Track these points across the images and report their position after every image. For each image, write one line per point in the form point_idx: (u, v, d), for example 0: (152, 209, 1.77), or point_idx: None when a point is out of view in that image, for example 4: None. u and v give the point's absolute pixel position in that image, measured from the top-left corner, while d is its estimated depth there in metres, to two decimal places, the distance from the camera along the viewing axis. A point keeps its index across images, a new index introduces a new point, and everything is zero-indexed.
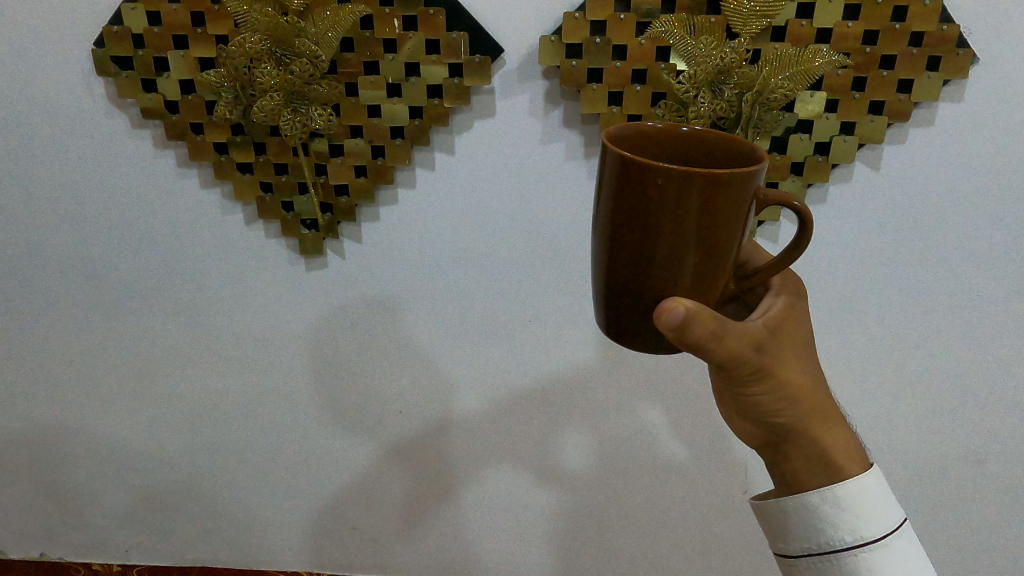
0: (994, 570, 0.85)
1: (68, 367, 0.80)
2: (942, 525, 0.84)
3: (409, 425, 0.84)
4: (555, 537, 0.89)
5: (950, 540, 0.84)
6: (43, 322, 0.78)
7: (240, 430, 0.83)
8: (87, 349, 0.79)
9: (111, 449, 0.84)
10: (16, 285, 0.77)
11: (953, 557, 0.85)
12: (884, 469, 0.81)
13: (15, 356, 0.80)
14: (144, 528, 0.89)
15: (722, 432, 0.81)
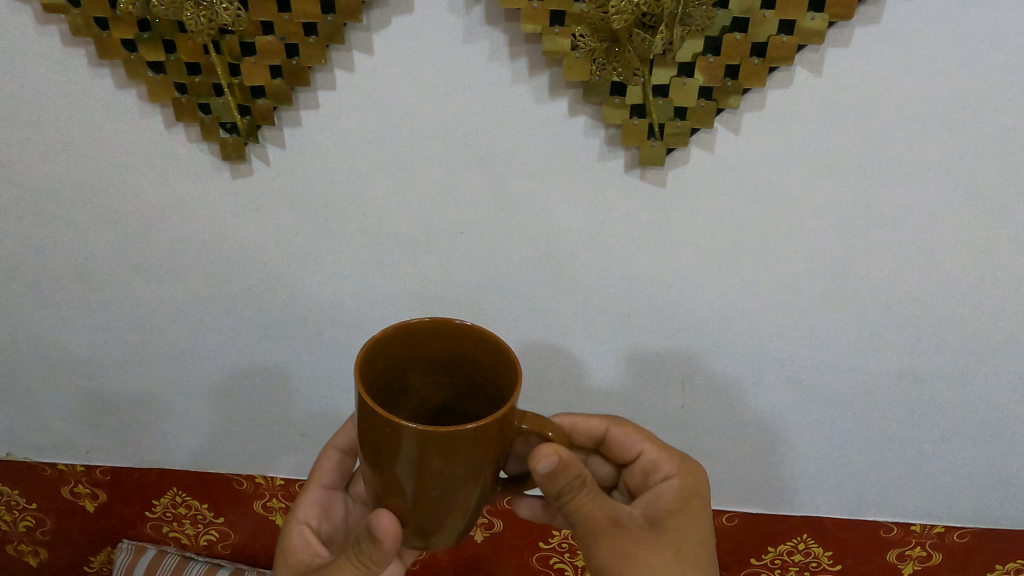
0: (929, 485, 0.87)
1: (13, 276, 0.82)
2: (879, 444, 0.84)
3: (349, 333, 0.84)
4: None
5: (886, 458, 0.86)
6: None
7: (182, 335, 0.86)
8: (22, 260, 0.81)
9: (70, 354, 0.88)
10: None
11: (889, 471, 0.87)
12: (820, 391, 0.81)
13: None
14: (100, 433, 0.96)
15: (654, 351, 0.80)
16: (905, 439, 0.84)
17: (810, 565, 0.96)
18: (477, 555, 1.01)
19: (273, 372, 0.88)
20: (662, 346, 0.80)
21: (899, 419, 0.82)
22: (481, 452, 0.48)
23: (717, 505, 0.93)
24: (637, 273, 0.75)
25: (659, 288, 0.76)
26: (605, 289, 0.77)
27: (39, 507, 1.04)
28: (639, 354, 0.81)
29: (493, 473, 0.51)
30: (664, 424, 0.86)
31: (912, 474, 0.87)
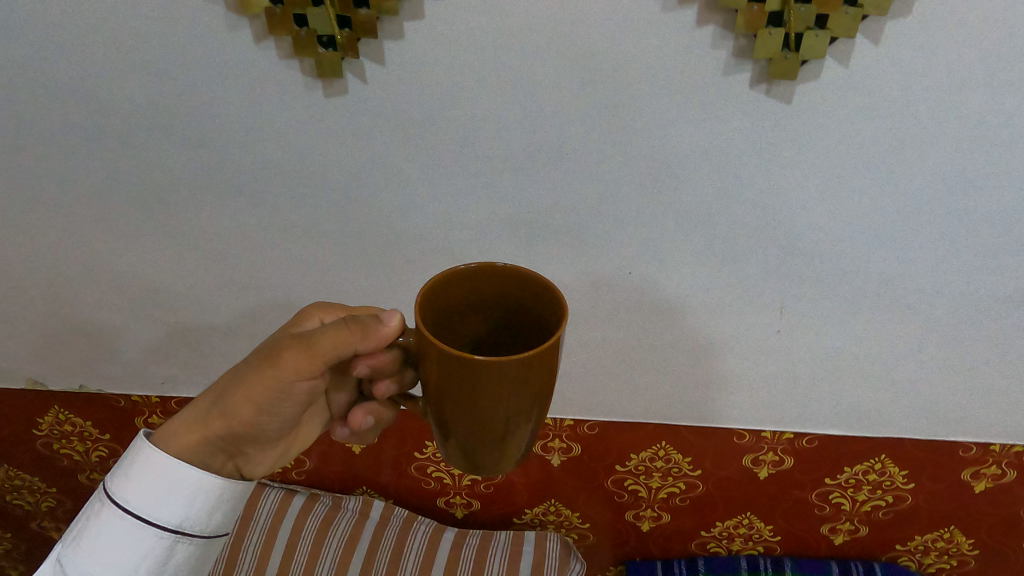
0: (1017, 407, 0.87)
1: (88, 204, 0.80)
2: (974, 367, 0.84)
3: (437, 263, 0.82)
4: (583, 373, 0.90)
5: (978, 381, 0.85)
6: (53, 158, 0.76)
7: (263, 267, 0.84)
8: (98, 187, 0.78)
9: (146, 284, 0.87)
10: (14, 123, 0.73)
11: (978, 395, 0.87)
12: (922, 315, 0.80)
13: (32, 193, 0.79)
14: (178, 363, 0.95)
15: (755, 276, 0.78)
16: (1000, 363, 0.83)
17: (883, 483, 0.98)
18: (552, 479, 1.04)
19: (355, 302, 0.86)
20: (763, 271, 0.78)
21: (996, 344, 0.81)
22: (496, 390, 0.46)
23: (799, 429, 0.93)
24: (745, 197, 0.72)
25: (766, 213, 0.73)
26: (711, 213, 0.74)
27: (113, 437, 1.07)
28: (737, 281, 0.79)
29: (499, 421, 0.49)
30: (756, 351, 0.85)
31: (1001, 396, 0.87)
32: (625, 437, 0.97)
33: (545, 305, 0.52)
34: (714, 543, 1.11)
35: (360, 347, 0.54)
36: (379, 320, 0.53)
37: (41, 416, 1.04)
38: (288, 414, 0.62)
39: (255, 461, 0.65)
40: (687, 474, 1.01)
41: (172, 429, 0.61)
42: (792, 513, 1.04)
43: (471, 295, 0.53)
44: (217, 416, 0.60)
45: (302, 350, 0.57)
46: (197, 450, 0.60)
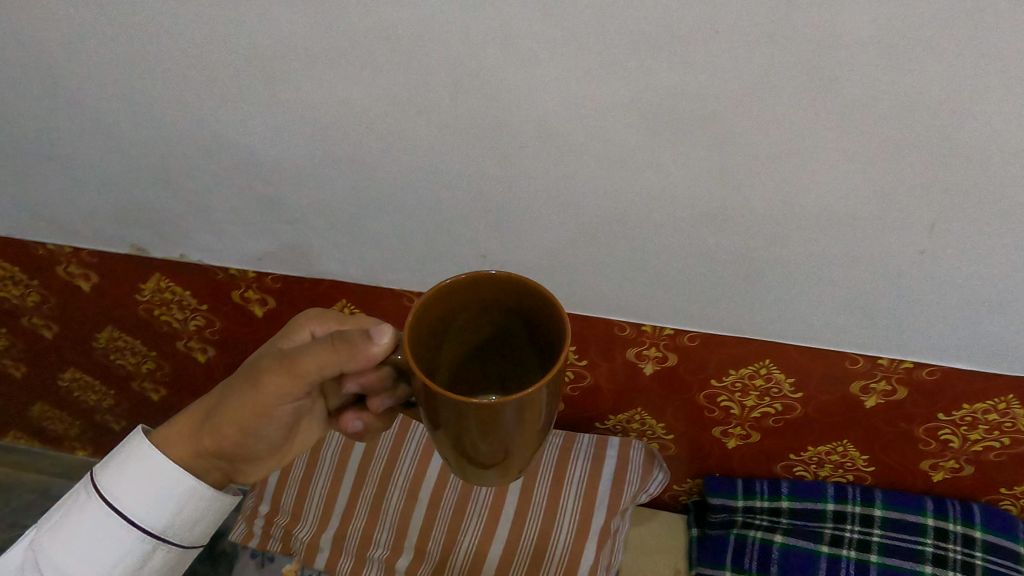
0: None
1: (177, 71, 0.74)
2: None
3: (549, 159, 0.72)
4: (695, 285, 0.83)
5: None
6: (139, 22, 0.69)
7: (360, 150, 0.78)
8: (187, 56, 0.72)
9: (245, 159, 0.83)
10: None
11: None
12: None
13: (121, 61, 0.74)
14: (275, 241, 0.94)
15: (922, 193, 0.67)
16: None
17: (1003, 425, 0.91)
18: (643, 387, 1.01)
19: (456, 194, 0.80)
20: (931, 189, 0.66)
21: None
22: (501, 424, 0.46)
23: (921, 359, 0.86)
24: (943, 103, 0.59)
25: (963, 124, 0.60)
26: (885, 119, 0.62)
27: (209, 308, 1.09)
28: (900, 197, 0.68)
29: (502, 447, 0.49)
30: (897, 276, 0.76)
31: None
32: (727, 352, 0.92)
33: (539, 312, 0.50)
34: (801, 466, 1.07)
35: (341, 362, 0.58)
36: (367, 338, 0.54)
37: (143, 282, 1.07)
38: (277, 426, 0.68)
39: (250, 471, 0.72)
40: (786, 395, 0.96)
41: (168, 435, 0.67)
42: (892, 444, 0.99)
43: (460, 304, 0.51)
44: (208, 432, 0.66)
45: (285, 372, 0.63)
46: (192, 462, 0.66)
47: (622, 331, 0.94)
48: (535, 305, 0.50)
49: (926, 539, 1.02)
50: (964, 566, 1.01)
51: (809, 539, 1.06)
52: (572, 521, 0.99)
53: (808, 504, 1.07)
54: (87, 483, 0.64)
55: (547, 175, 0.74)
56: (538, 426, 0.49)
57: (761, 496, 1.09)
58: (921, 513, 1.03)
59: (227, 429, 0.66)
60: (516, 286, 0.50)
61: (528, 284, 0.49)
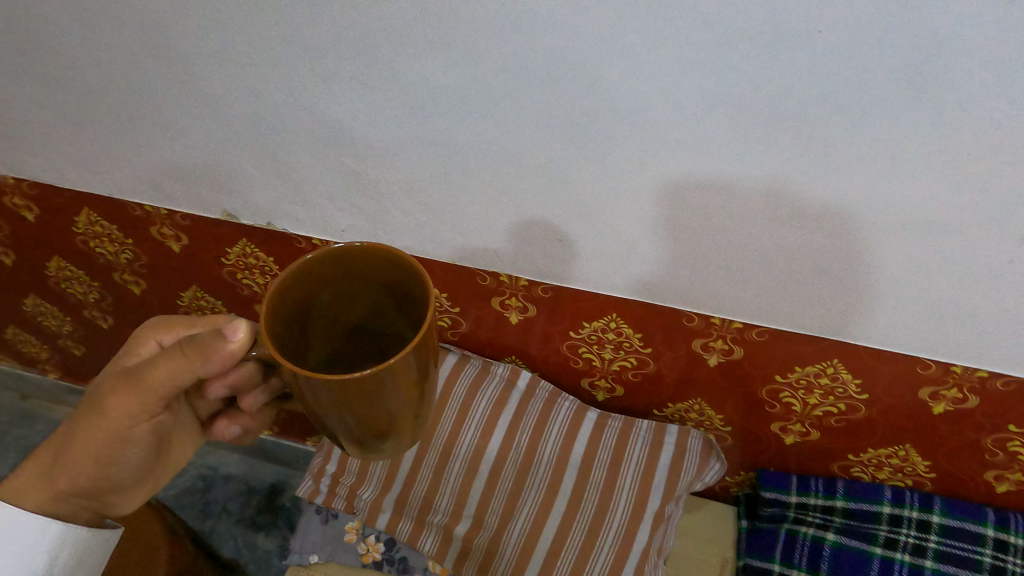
0: None
1: (282, 49, 0.78)
2: None
3: (633, 149, 0.74)
4: (769, 279, 0.84)
5: None
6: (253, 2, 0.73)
7: (448, 131, 0.80)
8: (294, 35, 0.75)
9: (340, 134, 0.86)
10: None
11: None
12: None
13: (231, 38, 0.78)
14: (358, 214, 0.98)
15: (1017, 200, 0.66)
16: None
17: None
18: (704, 378, 1.02)
19: (538, 178, 0.82)
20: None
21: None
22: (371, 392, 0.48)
23: (996, 369, 0.85)
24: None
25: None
26: (985, 125, 0.61)
27: None
28: (992, 205, 0.67)
29: (376, 413, 0.51)
30: (982, 282, 0.75)
31: None
32: (795, 349, 0.93)
33: (402, 278, 0.53)
34: (859, 468, 1.07)
35: (190, 370, 0.63)
36: (221, 337, 0.58)
37: (230, 246, 1.13)
38: (136, 451, 0.73)
39: (120, 500, 0.78)
40: (851, 396, 0.96)
41: (22, 488, 0.73)
42: (956, 452, 0.98)
43: (320, 284, 0.53)
44: (61, 473, 0.72)
45: (122, 394, 0.67)
46: (51, 505, 0.73)
47: (689, 321, 0.95)
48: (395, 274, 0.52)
49: (985, 549, 1.00)
50: None
51: (862, 540, 1.05)
52: (627, 504, 1.02)
53: (865, 506, 1.06)
54: None
55: (630, 165, 0.76)
56: (411, 390, 0.50)
57: (816, 494, 1.09)
58: (982, 522, 1.01)
59: (84, 460, 0.71)
60: (375, 257, 0.52)
61: (384, 252, 0.51)
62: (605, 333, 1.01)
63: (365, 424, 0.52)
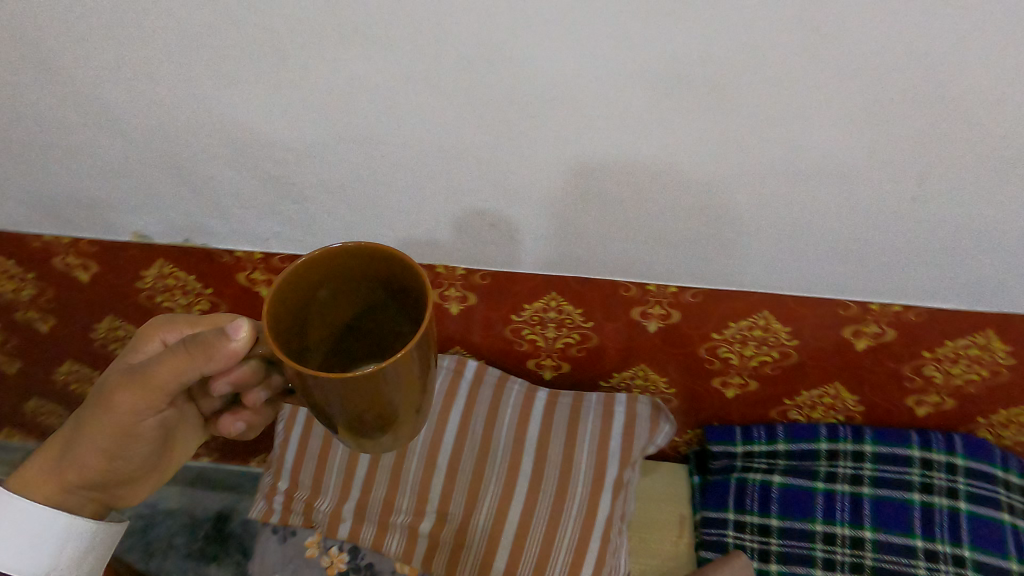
0: None
1: (182, 58, 0.74)
2: None
3: (557, 127, 0.74)
4: (697, 240, 0.87)
5: None
6: (142, 12, 0.69)
7: (369, 127, 0.79)
8: (192, 43, 0.71)
9: (256, 139, 0.83)
10: None
11: None
12: None
13: (124, 50, 0.74)
14: (283, 220, 0.95)
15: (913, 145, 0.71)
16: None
17: (982, 359, 0.98)
18: (645, 344, 1.05)
19: (465, 164, 0.82)
20: (922, 140, 0.70)
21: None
22: (373, 390, 0.46)
23: (907, 301, 0.92)
24: (941, 64, 0.62)
25: (955, 82, 0.64)
26: (881, 81, 0.65)
27: (214, 292, 1.09)
28: (894, 150, 0.72)
29: (378, 411, 0.49)
30: (888, 222, 0.81)
31: None
32: (727, 306, 0.97)
33: (401, 278, 0.50)
34: (796, 410, 1.12)
35: (201, 364, 0.60)
36: (226, 334, 0.56)
37: (145, 269, 1.07)
38: (144, 442, 0.72)
39: (126, 492, 0.77)
40: (782, 344, 1.01)
41: (31, 480, 0.73)
42: (880, 383, 1.05)
43: (321, 282, 0.50)
44: (68, 467, 0.72)
45: (128, 388, 0.66)
46: (58, 497, 0.73)
47: (626, 291, 0.97)
48: (394, 272, 0.50)
49: (913, 469, 1.07)
50: (948, 492, 1.05)
51: (805, 478, 1.11)
52: (588, 473, 1.04)
53: (804, 445, 1.12)
54: None
55: (555, 143, 0.76)
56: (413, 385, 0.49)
57: (759, 442, 1.14)
58: (909, 445, 1.08)
59: (91, 456, 0.71)
60: (374, 255, 0.49)
61: (383, 250, 0.49)
62: (546, 312, 1.03)
63: (367, 420, 0.49)
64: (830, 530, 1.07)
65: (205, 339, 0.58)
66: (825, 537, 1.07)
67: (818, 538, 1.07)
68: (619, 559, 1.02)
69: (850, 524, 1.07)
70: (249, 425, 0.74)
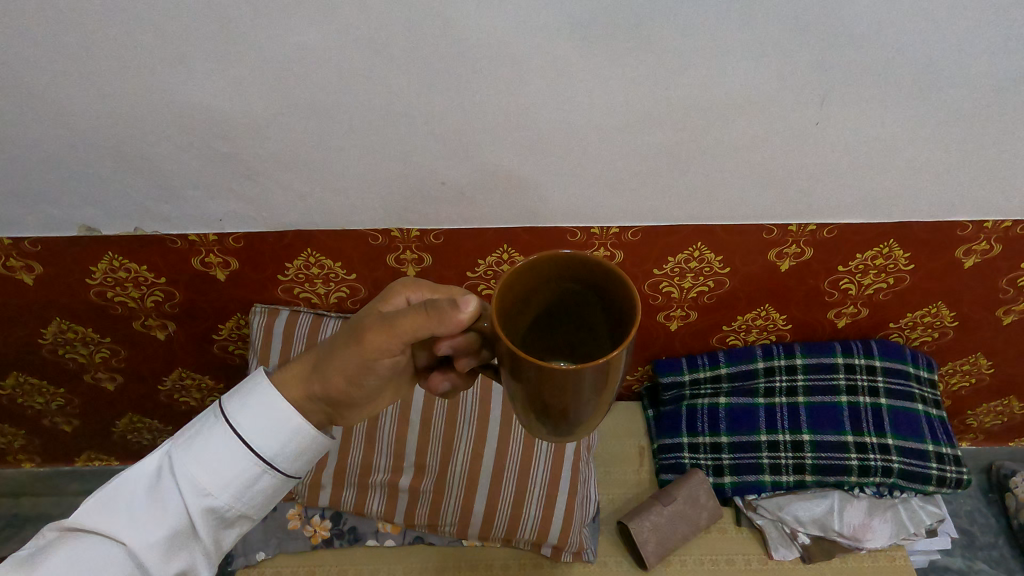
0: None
1: (126, 36, 0.75)
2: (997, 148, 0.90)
3: (500, 79, 0.80)
4: (634, 180, 0.95)
5: (996, 160, 0.92)
6: None
7: (318, 95, 0.82)
8: (137, 19, 0.73)
9: (205, 114, 0.84)
10: None
11: (994, 170, 0.94)
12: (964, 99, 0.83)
13: (65, 32, 0.74)
14: (236, 198, 0.97)
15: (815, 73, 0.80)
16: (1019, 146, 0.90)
17: (888, 266, 1.11)
18: None
19: (414, 125, 0.86)
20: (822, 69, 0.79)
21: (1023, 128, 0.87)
22: (567, 386, 0.53)
23: (821, 221, 1.03)
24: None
25: (844, 12, 0.73)
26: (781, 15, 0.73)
27: (169, 281, 1.10)
28: (800, 80, 0.81)
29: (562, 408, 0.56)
30: (799, 148, 0.90)
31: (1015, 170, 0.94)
32: (665, 241, 1.05)
33: (617, 291, 0.56)
34: (733, 335, 1.23)
35: (438, 326, 0.60)
36: (455, 305, 0.58)
37: (94, 264, 1.06)
38: (379, 375, 0.68)
39: (352, 415, 0.71)
40: (716, 272, 1.11)
41: (285, 380, 0.68)
42: (805, 300, 1.17)
43: (538, 274, 0.59)
44: (322, 375, 0.67)
45: (386, 330, 0.64)
46: (301, 402, 0.67)
47: (573, 236, 1.04)
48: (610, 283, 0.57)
49: (839, 374, 1.19)
50: (870, 390, 1.19)
51: (747, 395, 1.22)
52: None
53: (742, 366, 1.22)
54: (214, 407, 0.65)
55: (498, 95, 0.82)
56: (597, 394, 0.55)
57: (703, 368, 1.24)
58: (833, 354, 1.20)
59: (335, 379, 0.67)
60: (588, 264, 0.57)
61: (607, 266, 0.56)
62: (500, 266, 1.09)
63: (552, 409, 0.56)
64: (773, 438, 1.19)
65: (449, 305, 0.59)
66: (769, 446, 1.19)
67: (763, 447, 1.19)
68: (587, 487, 1.13)
69: (789, 430, 1.19)
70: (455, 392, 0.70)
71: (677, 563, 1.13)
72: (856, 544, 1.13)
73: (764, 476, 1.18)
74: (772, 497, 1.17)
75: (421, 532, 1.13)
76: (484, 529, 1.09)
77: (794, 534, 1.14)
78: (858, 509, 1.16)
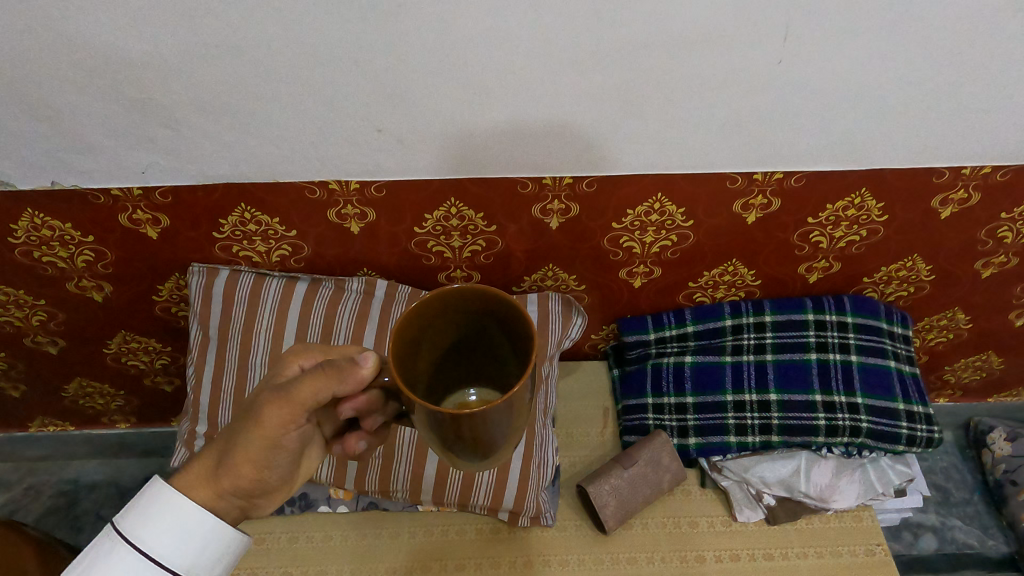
0: (1009, 122, 0.89)
1: None
2: (977, 87, 0.83)
3: (430, 12, 0.72)
4: (587, 125, 0.88)
5: (976, 100, 0.85)
6: None
7: (231, 32, 0.74)
8: None
9: (105, 56, 0.77)
10: None
11: (974, 111, 0.87)
12: (942, 31, 0.76)
13: None
14: (158, 149, 0.90)
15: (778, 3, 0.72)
16: (999, 86, 0.84)
17: (860, 217, 1.05)
18: (551, 242, 1.07)
19: (341, 67, 0.78)
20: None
21: (1006, 64, 0.80)
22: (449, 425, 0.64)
23: (788, 168, 0.97)
24: None
25: None
26: None
27: (98, 239, 1.03)
28: (761, 11, 0.73)
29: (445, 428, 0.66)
30: (764, 89, 0.83)
31: (996, 111, 0.87)
32: (623, 192, 0.99)
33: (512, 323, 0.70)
34: (700, 293, 1.18)
35: (337, 385, 0.70)
36: (356, 359, 0.69)
37: (14, 222, 0.99)
38: (287, 458, 0.78)
39: (265, 501, 0.81)
40: (679, 226, 1.05)
41: (190, 483, 0.77)
42: (774, 255, 1.11)
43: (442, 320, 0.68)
44: (226, 473, 0.76)
45: (284, 402, 0.73)
46: (212, 502, 0.76)
47: (524, 188, 0.98)
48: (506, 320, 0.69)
49: (809, 332, 1.14)
50: (841, 347, 1.14)
51: (713, 354, 1.17)
52: None
53: (709, 323, 1.17)
54: (110, 531, 0.73)
55: (430, 31, 0.74)
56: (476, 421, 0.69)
57: (669, 326, 1.19)
58: (804, 311, 1.15)
59: (243, 469, 0.76)
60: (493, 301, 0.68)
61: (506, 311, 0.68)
62: (449, 221, 1.03)
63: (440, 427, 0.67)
64: (739, 399, 1.14)
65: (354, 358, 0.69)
66: (735, 406, 1.14)
67: (729, 408, 1.14)
68: (545, 451, 1.10)
69: (756, 389, 1.14)
70: (366, 441, 0.82)
71: (638, 525, 1.10)
72: (822, 504, 1.11)
73: (729, 438, 1.13)
74: (738, 458, 1.14)
75: (374, 498, 1.10)
76: (437, 494, 1.06)
77: (760, 495, 1.11)
78: (826, 468, 1.13)
